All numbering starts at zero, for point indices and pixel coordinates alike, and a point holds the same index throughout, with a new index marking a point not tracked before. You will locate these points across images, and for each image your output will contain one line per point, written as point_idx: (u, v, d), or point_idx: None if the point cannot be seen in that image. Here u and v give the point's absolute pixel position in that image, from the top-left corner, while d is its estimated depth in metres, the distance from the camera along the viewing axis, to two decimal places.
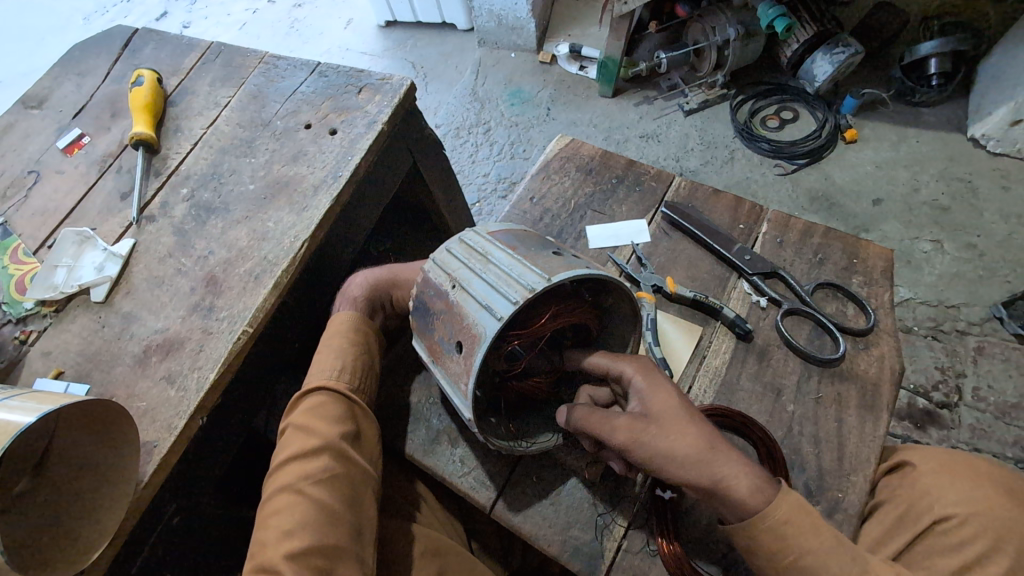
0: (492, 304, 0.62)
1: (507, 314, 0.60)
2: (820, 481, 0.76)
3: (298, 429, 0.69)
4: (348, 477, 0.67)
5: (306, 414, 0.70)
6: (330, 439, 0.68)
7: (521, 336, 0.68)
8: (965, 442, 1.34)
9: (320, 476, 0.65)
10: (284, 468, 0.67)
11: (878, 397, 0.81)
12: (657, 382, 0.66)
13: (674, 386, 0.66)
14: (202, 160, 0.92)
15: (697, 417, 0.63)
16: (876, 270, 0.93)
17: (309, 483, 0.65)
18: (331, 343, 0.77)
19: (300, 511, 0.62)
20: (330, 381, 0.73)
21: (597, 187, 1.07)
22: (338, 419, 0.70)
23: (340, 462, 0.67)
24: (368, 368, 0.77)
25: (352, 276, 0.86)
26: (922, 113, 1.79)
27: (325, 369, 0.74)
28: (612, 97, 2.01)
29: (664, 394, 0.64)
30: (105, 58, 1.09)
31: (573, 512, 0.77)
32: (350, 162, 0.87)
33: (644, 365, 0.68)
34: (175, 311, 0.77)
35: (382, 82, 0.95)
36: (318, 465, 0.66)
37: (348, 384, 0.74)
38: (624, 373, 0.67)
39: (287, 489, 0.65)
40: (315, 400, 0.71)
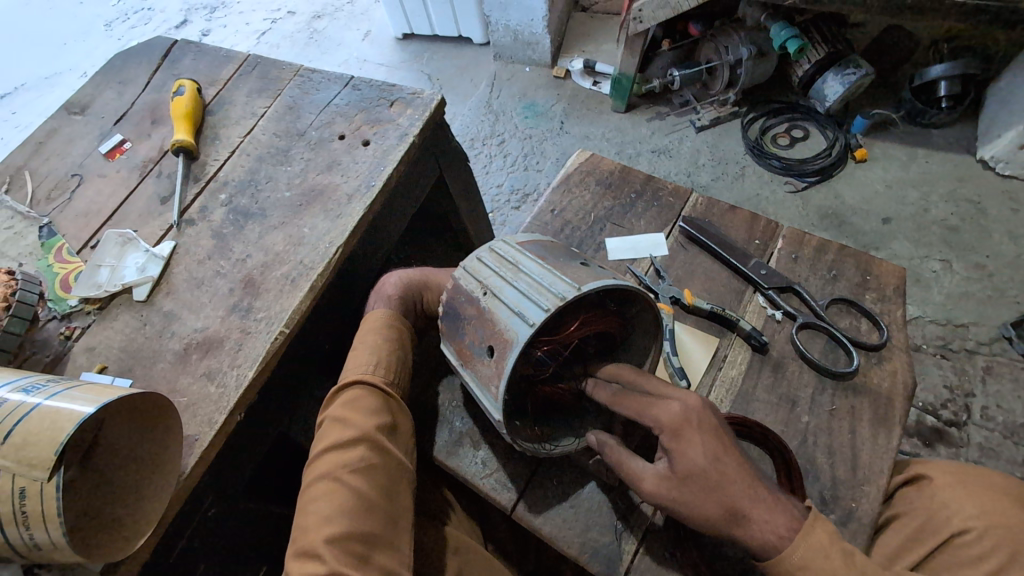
0: (523, 311, 0.65)
1: (539, 321, 0.63)
2: (834, 491, 0.78)
3: (336, 421, 0.73)
4: (385, 467, 0.70)
5: (343, 407, 0.74)
6: (366, 430, 0.71)
7: (550, 342, 0.72)
8: (973, 460, 1.35)
9: (358, 465, 0.69)
10: (321, 458, 0.70)
11: (891, 411, 0.83)
12: (689, 438, 0.63)
13: (707, 440, 0.63)
14: (240, 167, 0.96)
15: (729, 475, 0.62)
16: (889, 287, 0.95)
17: (346, 472, 0.68)
18: (366, 339, 0.80)
19: (339, 498, 0.66)
20: (366, 375, 0.76)
21: (616, 201, 1.10)
22: (373, 412, 0.73)
23: (377, 452, 0.70)
24: (402, 363, 0.80)
25: (387, 275, 0.90)
26: (932, 134, 1.82)
27: (361, 364, 0.77)
28: (625, 111, 2.05)
29: (696, 452, 0.63)
30: (145, 68, 1.14)
31: (592, 515, 0.80)
32: (383, 172, 0.90)
33: (675, 416, 0.64)
34: (214, 311, 0.81)
35: (414, 96, 0.99)
36: (355, 455, 0.69)
37: (383, 378, 0.77)
38: (656, 418, 0.65)
39: (326, 477, 0.68)
40: (353, 393, 0.75)
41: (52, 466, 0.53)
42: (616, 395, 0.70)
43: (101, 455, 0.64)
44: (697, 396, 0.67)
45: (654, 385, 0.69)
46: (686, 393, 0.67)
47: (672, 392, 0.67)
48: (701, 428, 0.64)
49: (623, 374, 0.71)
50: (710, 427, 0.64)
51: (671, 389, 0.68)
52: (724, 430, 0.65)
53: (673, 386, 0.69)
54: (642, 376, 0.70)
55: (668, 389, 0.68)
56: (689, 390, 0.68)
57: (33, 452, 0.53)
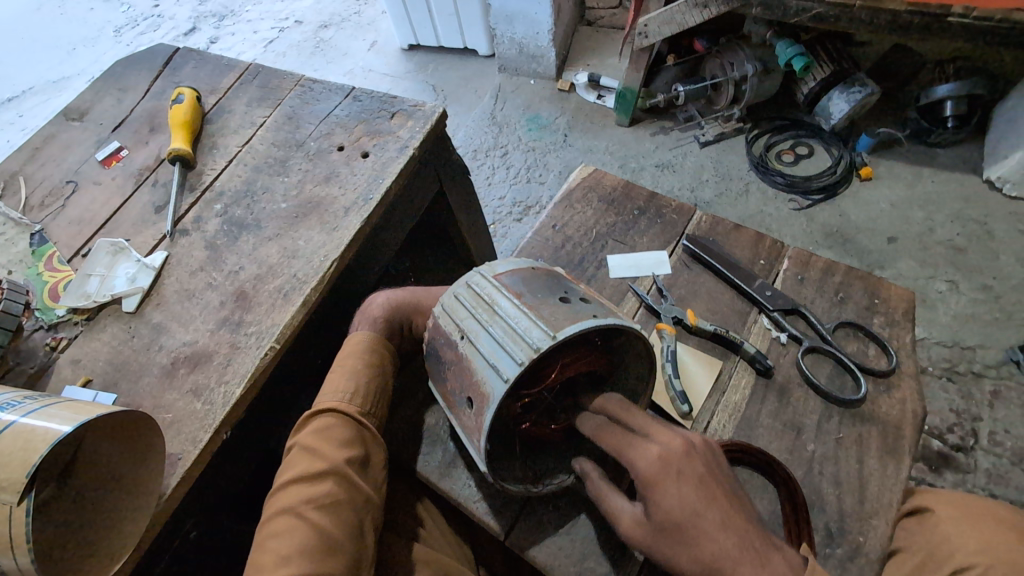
0: (498, 364, 0.63)
1: (513, 377, 0.61)
2: (840, 524, 0.75)
3: (303, 451, 0.70)
4: (350, 504, 0.68)
5: (314, 436, 0.71)
6: (335, 463, 0.69)
7: (532, 392, 0.69)
8: (981, 487, 1.32)
9: (324, 501, 0.66)
10: (284, 490, 0.68)
11: (900, 440, 0.80)
12: (665, 487, 0.60)
13: (685, 491, 0.60)
14: (237, 177, 0.94)
15: (706, 529, 0.59)
16: (897, 311, 0.93)
17: (311, 508, 0.65)
18: (346, 364, 0.78)
19: (300, 536, 0.63)
20: (340, 404, 0.74)
21: (619, 217, 1.09)
22: (344, 444, 0.71)
23: (345, 488, 0.68)
24: (380, 391, 0.78)
25: (373, 296, 0.87)
26: (937, 154, 1.81)
27: (336, 392, 0.75)
28: (629, 126, 2.05)
29: (670, 502, 0.60)
30: (146, 75, 1.13)
31: (589, 543, 0.77)
32: (381, 185, 0.89)
33: (653, 464, 0.61)
34: (203, 325, 0.79)
35: (415, 109, 0.97)
36: (321, 490, 0.67)
37: (358, 408, 0.75)
38: (632, 463, 0.62)
39: (288, 512, 0.65)
40: (324, 422, 0.73)
41: (22, 488, 0.50)
42: (599, 429, 0.66)
43: (80, 473, 0.62)
44: (683, 440, 0.63)
45: (639, 421, 0.65)
46: (672, 436, 0.64)
47: (655, 433, 0.64)
48: (680, 477, 0.60)
49: (608, 404, 0.68)
50: (691, 478, 0.61)
51: (657, 429, 0.65)
52: (709, 478, 0.61)
53: (659, 425, 0.65)
54: (628, 412, 0.66)
55: (654, 429, 0.64)
56: (676, 432, 0.64)
57: (4, 473, 0.51)
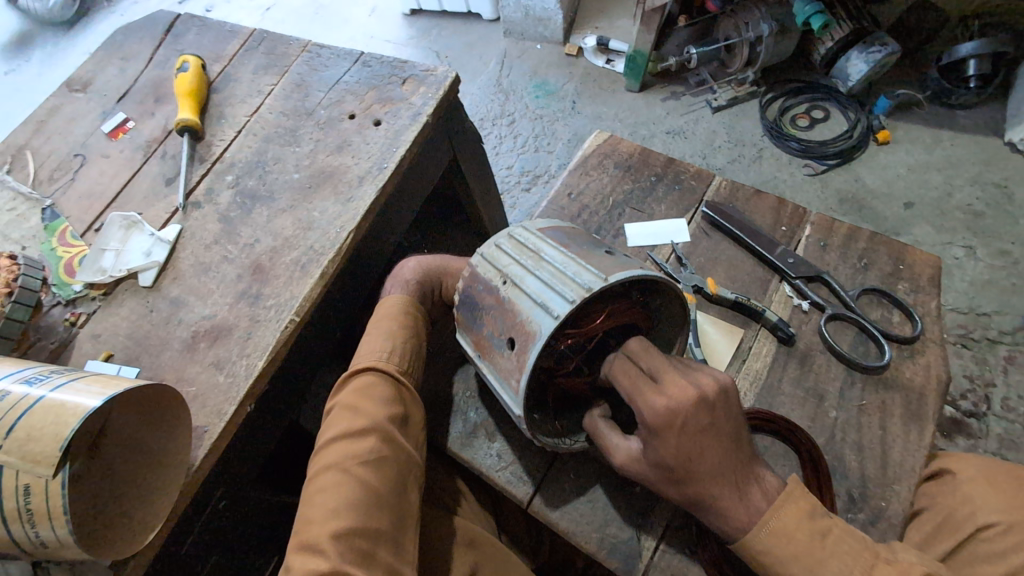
0: (547, 301, 0.61)
1: (565, 313, 0.58)
2: (862, 490, 0.75)
3: (345, 409, 0.70)
4: (394, 460, 0.68)
5: (354, 394, 0.72)
6: (378, 420, 0.69)
7: (574, 336, 0.65)
8: (992, 451, 1.33)
9: (368, 457, 0.66)
10: (327, 448, 0.68)
11: (923, 407, 0.80)
12: (666, 436, 0.60)
13: (683, 441, 0.60)
14: (247, 147, 0.93)
15: (697, 477, 0.61)
16: (923, 278, 0.91)
17: (356, 463, 0.66)
18: (381, 325, 0.78)
19: (347, 491, 0.64)
20: (379, 363, 0.74)
21: (636, 185, 1.06)
22: (386, 402, 0.71)
23: (388, 444, 0.68)
24: (415, 352, 0.78)
25: (404, 260, 0.87)
26: (958, 115, 1.75)
27: (374, 352, 0.75)
28: (639, 91, 1.99)
29: (668, 452, 0.60)
30: (148, 43, 1.10)
31: (610, 510, 0.78)
32: (395, 154, 0.86)
33: (658, 414, 0.60)
34: (222, 298, 0.78)
35: (427, 74, 0.94)
36: (366, 446, 0.67)
37: (397, 366, 0.75)
38: (638, 410, 0.61)
39: (334, 468, 0.66)
40: (365, 380, 0.73)
41: (57, 462, 0.51)
42: (617, 364, 0.65)
43: (110, 445, 0.63)
44: (695, 391, 0.60)
45: (656, 367, 0.63)
46: (684, 386, 0.61)
47: (667, 381, 0.62)
48: (682, 428, 0.60)
49: (632, 347, 0.66)
50: (692, 429, 0.60)
51: (669, 377, 0.62)
52: (712, 430, 0.61)
53: (672, 372, 0.63)
54: (648, 355, 0.65)
55: (668, 377, 0.62)
56: (687, 381, 0.62)
57: (34, 448, 0.51)
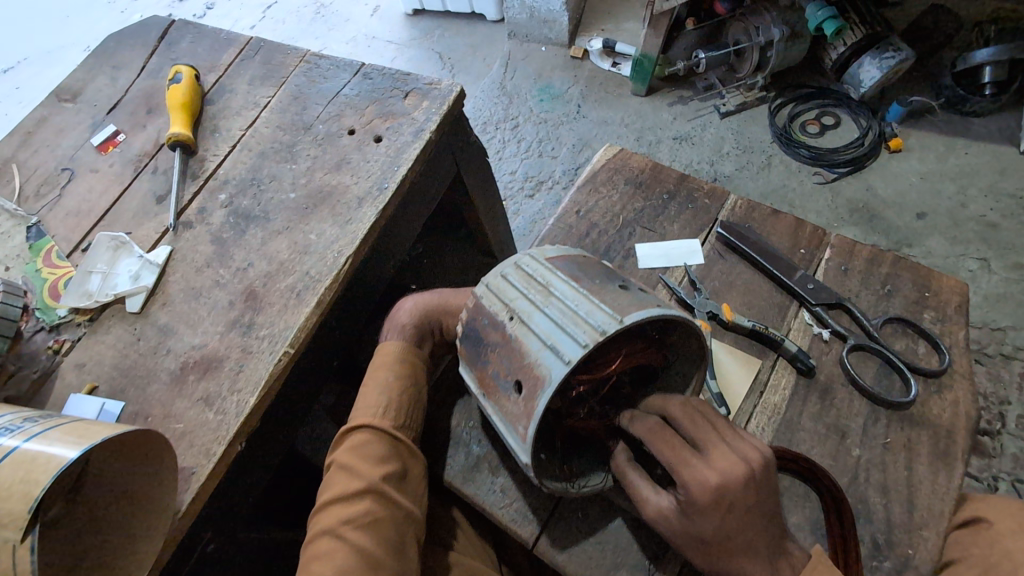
0: (557, 344, 0.57)
1: (576, 358, 0.54)
2: (887, 536, 0.71)
3: (341, 468, 0.69)
4: (391, 521, 0.66)
5: (349, 452, 0.70)
6: (372, 481, 0.67)
7: (588, 381, 0.61)
8: (1007, 471, 1.28)
9: (362, 520, 0.65)
10: (326, 510, 0.67)
11: (951, 446, 0.76)
12: (711, 513, 0.58)
13: (727, 519, 0.58)
14: (242, 163, 0.89)
15: (733, 553, 0.60)
16: (949, 306, 0.87)
17: (351, 528, 0.64)
18: (377, 376, 0.75)
19: (341, 557, 0.62)
20: (374, 419, 0.71)
21: (647, 202, 1.02)
22: (380, 460, 0.69)
23: (383, 505, 0.66)
24: (415, 402, 0.75)
25: (401, 301, 0.83)
26: (972, 123, 1.71)
27: (368, 406, 0.73)
28: (646, 95, 1.94)
29: (709, 529, 0.59)
30: (141, 51, 1.06)
31: (620, 552, 0.74)
32: (396, 173, 0.82)
33: (708, 492, 0.58)
34: (212, 327, 0.74)
35: (430, 87, 0.90)
36: (360, 509, 0.66)
37: (392, 421, 0.72)
38: (686, 482, 0.58)
39: (330, 534, 0.65)
40: (360, 437, 0.71)
41: (25, 524, 0.47)
42: (656, 426, 0.62)
43: (92, 491, 0.59)
44: (746, 470, 0.59)
45: (705, 437, 0.61)
46: (734, 462, 0.59)
47: (715, 455, 0.60)
48: (728, 507, 0.58)
49: (671, 407, 0.64)
50: (738, 508, 0.58)
51: (718, 451, 0.60)
52: (755, 510, 0.59)
53: (718, 443, 0.61)
54: (693, 423, 0.62)
55: (716, 451, 0.60)
56: (737, 456, 0.59)
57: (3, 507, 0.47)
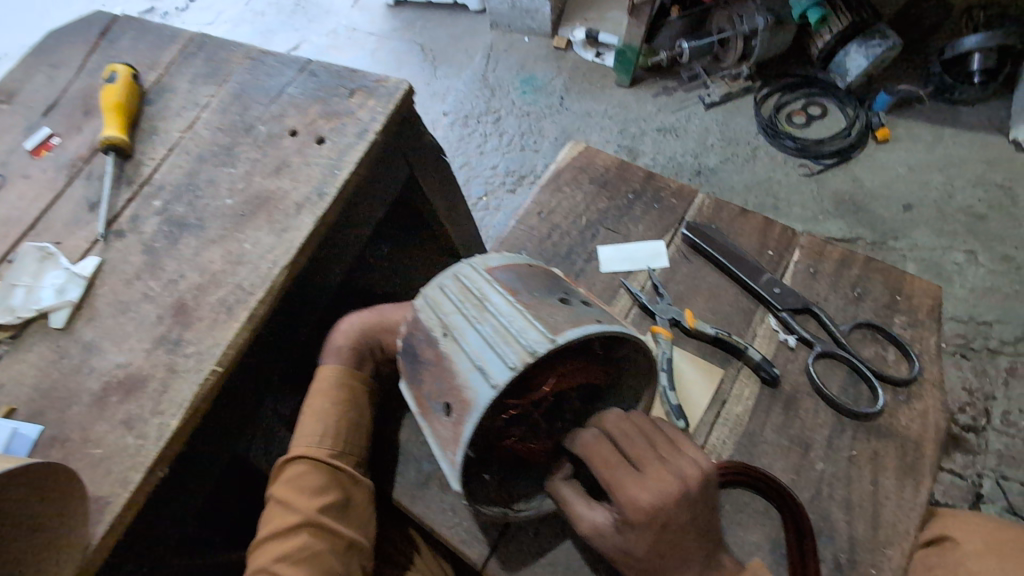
0: (485, 365, 0.53)
1: (503, 382, 0.51)
2: (850, 554, 0.68)
3: (277, 503, 0.67)
4: (329, 554, 0.65)
5: (286, 485, 0.68)
6: (308, 515, 0.65)
7: (517, 406, 0.57)
8: (990, 468, 1.25)
9: (297, 556, 0.63)
10: (262, 546, 0.66)
11: (919, 458, 0.72)
12: (645, 532, 0.58)
13: (661, 537, 0.58)
14: (179, 168, 0.84)
15: (667, 567, 0.59)
16: (921, 309, 0.83)
17: (286, 565, 0.63)
18: (313, 403, 0.71)
19: None
20: (310, 449, 0.69)
21: (611, 202, 0.98)
22: (318, 491, 0.67)
23: (321, 538, 0.65)
24: (355, 425, 0.72)
25: (342, 318, 0.76)
26: (961, 112, 1.66)
27: (304, 436, 0.70)
28: (630, 86, 1.89)
29: (642, 547, 0.58)
30: (81, 48, 1.01)
31: (572, 572, 0.71)
32: (337, 177, 0.77)
33: (643, 512, 0.57)
34: (139, 343, 0.70)
35: (377, 84, 0.85)
36: (295, 545, 0.64)
37: (330, 451, 0.69)
38: (621, 502, 0.58)
39: (264, 571, 0.63)
40: (297, 468, 0.68)
41: None
42: (594, 442, 0.60)
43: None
44: (680, 489, 0.58)
45: (641, 454, 0.60)
46: (669, 481, 0.58)
47: (651, 474, 0.59)
48: (663, 527, 0.58)
49: (608, 417, 0.63)
50: (673, 526, 0.58)
51: (654, 469, 0.59)
52: (690, 526, 0.59)
53: (655, 461, 0.60)
54: (630, 440, 0.61)
55: (652, 469, 0.59)
56: (672, 474, 0.59)
57: None
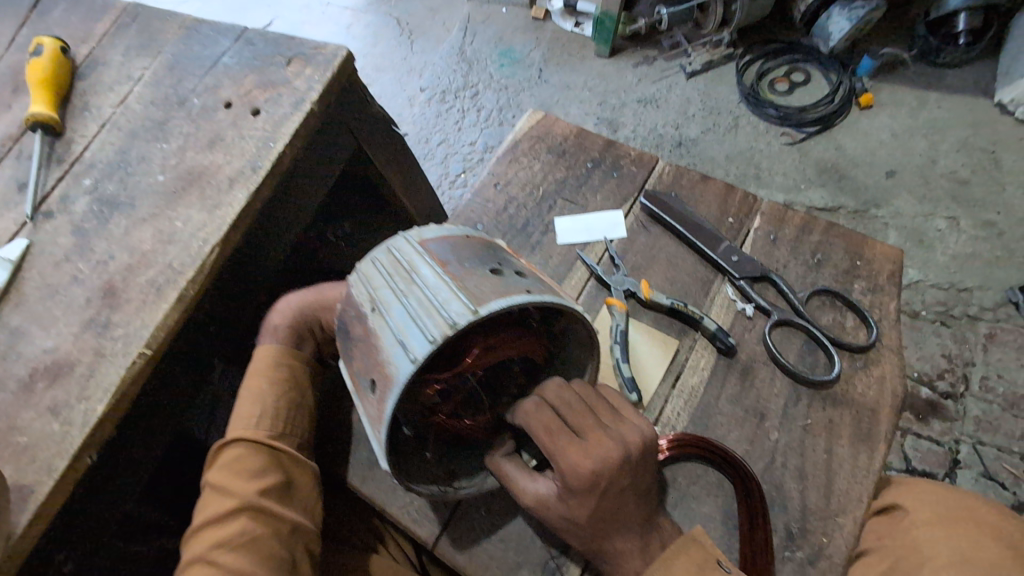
0: (406, 340, 0.51)
1: (422, 357, 0.49)
2: (802, 523, 0.67)
3: (212, 489, 0.64)
4: (272, 538, 0.62)
5: (222, 470, 0.65)
6: (247, 498, 0.62)
7: (443, 379, 0.56)
8: (967, 435, 1.23)
9: (237, 542, 0.60)
10: (198, 535, 0.62)
11: (875, 425, 0.71)
12: (586, 499, 0.56)
13: (603, 503, 0.57)
14: (110, 144, 0.80)
15: (610, 533, 0.58)
16: (882, 274, 0.81)
17: (224, 552, 0.60)
18: (250, 385, 0.70)
19: None
20: (246, 432, 0.67)
21: (570, 172, 0.94)
22: (257, 474, 0.64)
23: (262, 522, 0.62)
24: (297, 406, 0.71)
25: (278, 301, 0.76)
26: (946, 75, 1.62)
27: (241, 419, 0.68)
28: (610, 57, 1.83)
29: (583, 514, 0.57)
30: (11, 22, 0.95)
31: (524, 550, 0.70)
32: (271, 150, 0.74)
33: (583, 480, 0.55)
34: (67, 327, 0.67)
35: (314, 52, 0.81)
36: (235, 529, 0.61)
37: (268, 432, 0.67)
38: (560, 470, 0.56)
39: (201, 560, 0.60)
40: (234, 453, 0.66)
41: None
42: (532, 413, 0.58)
43: None
44: (621, 455, 0.57)
45: (582, 421, 0.58)
46: (610, 447, 0.57)
47: (592, 441, 0.57)
48: (603, 493, 0.56)
49: (551, 386, 0.60)
50: (615, 491, 0.57)
51: (594, 436, 0.57)
52: (633, 491, 0.58)
53: (595, 428, 0.58)
54: (571, 408, 0.59)
55: (592, 436, 0.57)
56: (613, 440, 0.57)
57: None
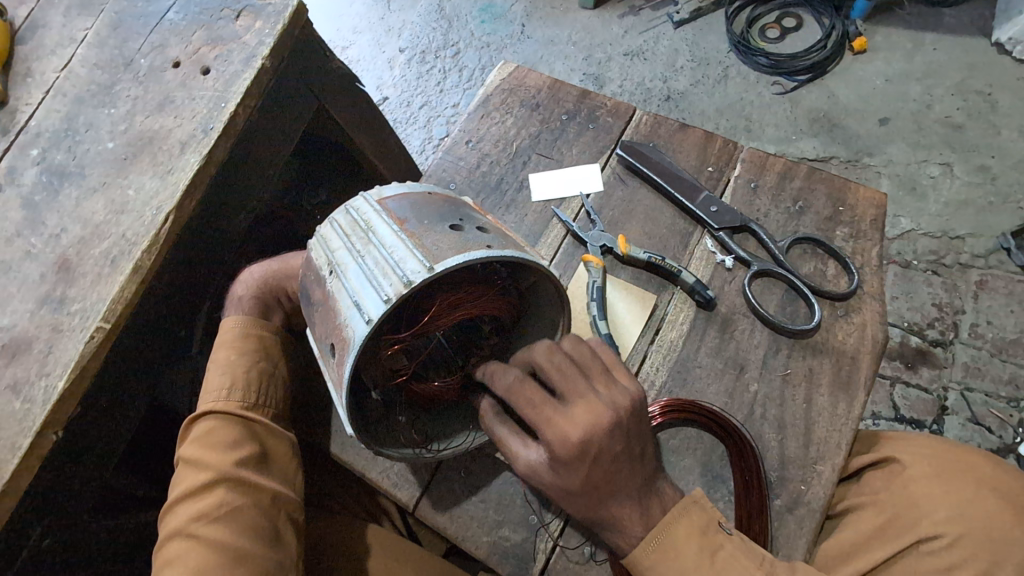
0: (361, 301, 0.49)
1: (376, 317, 0.47)
2: (780, 472, 0.66)
3: (188, 463, 0.63)
4: (252, 508, 0.61)
5: (195, 444, 0.64)
6: (222, 469, 0.61)
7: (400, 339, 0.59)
8: (955, 381, 1.23)
9: (215, 513, 0.59)
10: (176, 510, 0.61)
11: (854, 373, 0.70)
12: (576, 468, 0.53)
13: (594, 472, 0.54)
14: (55, 112, 0.75)
15: (607, 500, 0.55)
16: (865, 220, 0.79)
17: (203, 524, 0.59)
18: (218, 357, 0.69)
19: (194, 558, 0.57)
20: (217, 404, 0.65)
21: (544, 125, 0.90)
22: (232, 445, 0.63)
23: (240, 493, 0.61)
24: (269, 376, 0.69)
25: (243, 274, 0.77)
26: (942, 14, 1.56)
27: (212, 392, 0.67)
28: (594, 8, 1.75)
29: (575, 483, 0.54)
30: None
31: (504, 509, 0.70)
32: (224, 110, 0.71)
33: (570, 448, 0.52)
34: (22, 304, 0.65)
35: (264, 3, 0.76)
36: (212, 501, 0.60)
37: (240, 402, 0.66)
38: (547, 439, 0.53)
39: (179, 534, 0.59)
40: (207, 426, 0.64)
41: None
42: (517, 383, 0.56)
43: None
44: (611, 420, 0.53)
45: (570, 386, 0.55)
46: (597, 412, 0.53)
47: (577, 408, 0.54)
48: (594, 461, 0.53)
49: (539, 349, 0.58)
50: (606, 459, 0.53)
51: (580, 402, 0.54)
52: (626, 457, 0.54)
53: (583, 393, 0.55)
54: (558, 373, 0.56)
55: (578, 403, 0.54)
56: (601, 405, 0.54)
57: None
